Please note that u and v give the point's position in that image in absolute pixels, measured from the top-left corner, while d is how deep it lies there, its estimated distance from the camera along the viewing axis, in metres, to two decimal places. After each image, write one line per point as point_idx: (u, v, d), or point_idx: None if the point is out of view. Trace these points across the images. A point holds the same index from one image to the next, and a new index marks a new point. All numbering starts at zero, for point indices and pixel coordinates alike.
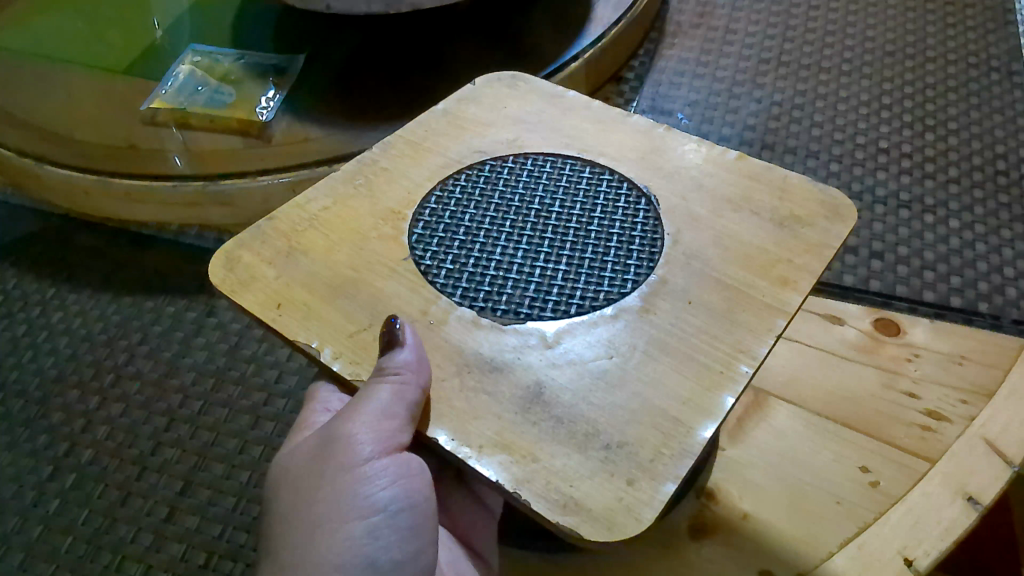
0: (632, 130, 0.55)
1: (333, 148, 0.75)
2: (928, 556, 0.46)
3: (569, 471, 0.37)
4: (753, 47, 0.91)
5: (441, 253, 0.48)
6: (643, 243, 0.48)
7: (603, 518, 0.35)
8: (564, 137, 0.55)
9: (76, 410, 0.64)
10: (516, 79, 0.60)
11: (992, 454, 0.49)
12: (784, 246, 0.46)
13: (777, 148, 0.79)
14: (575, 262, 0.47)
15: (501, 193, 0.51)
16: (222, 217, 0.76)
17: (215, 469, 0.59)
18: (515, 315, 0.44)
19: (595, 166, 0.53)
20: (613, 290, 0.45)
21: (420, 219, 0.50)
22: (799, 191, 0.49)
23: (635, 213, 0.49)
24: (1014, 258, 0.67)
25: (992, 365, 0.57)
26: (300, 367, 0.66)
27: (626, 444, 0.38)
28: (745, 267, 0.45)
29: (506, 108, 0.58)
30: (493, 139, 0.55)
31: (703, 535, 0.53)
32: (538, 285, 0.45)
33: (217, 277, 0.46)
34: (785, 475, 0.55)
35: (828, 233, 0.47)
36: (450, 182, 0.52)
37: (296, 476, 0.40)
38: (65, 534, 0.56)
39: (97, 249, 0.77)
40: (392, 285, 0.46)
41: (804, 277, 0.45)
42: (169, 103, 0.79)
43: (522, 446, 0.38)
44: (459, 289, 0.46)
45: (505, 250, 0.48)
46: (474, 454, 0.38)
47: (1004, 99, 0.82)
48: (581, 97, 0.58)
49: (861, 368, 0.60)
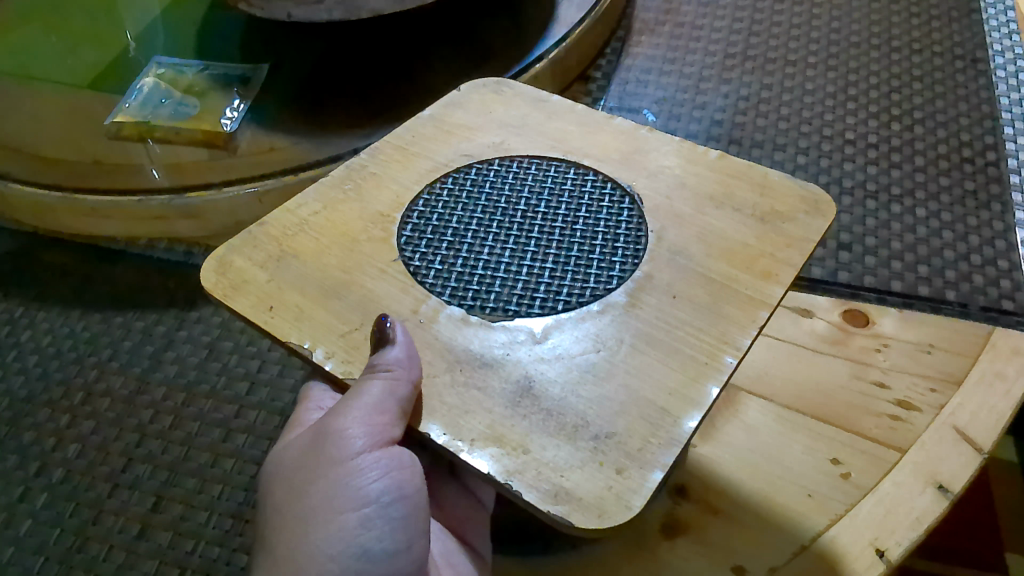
0: (616, 132, 0.55)
1: (298, 156, 0.75)
2: (900, 546, 0.48)
3: (560, 462, 0.37)
4: (720, 42, 0.91)
5: (430, 254, 0.47)
6: (628, 240, 0.48)
7: (593, 506, 0.35)
8: (549, 139, 0.55)
9: (46, 429, 0.63)
10: (501, 84, 0.60)
11: (961, 441, 0.52)
12: (764, 239, 0.47)
13: (744, 143, 0.79)
14: (562, 260, 0.47)
15: (489, 195, 0.51)
16: (189, 231, 0.75)
17: (186, 484, 0.59)
18: (504, 311, 0.44)
19: (580, 167, 0.53)
20: (599, 287, 0.45)
21: (409, 221, 0.49)
22: (778, 186, 0.50)
23: (620, 212, 0.49)
24: (981, 245, 0.68)
25: (960, 353, 0.58)
26: (272, 379, 0.65)
27: (614, 434, 0.38)
28: (726, 261, 0.45)
29: (493, 112, 0.58)
30: (479, 143, 0.55)
31: (675, 533, 0.52)
32: (526, 282, 0.45)
33: (210, 281, 0.46)
34: (757, 470, 0.55)
35: (808, 227, 0.47)
36: (438, 185, 0.52)
37: (289, 472, 0.40)
38: (36, 555, 0.56)
39: (64, 266, 0.76)
40: (381, 284, 0.46)
41: (785, 270, 0.45)
42: (134, 117, 0.80)
43: (514, 438, 0.38)
44: (448, 288, 0.45)
45: (492, 250, 0.47)
46: (466, 447, 0.38)
47: (969, 87, 0.82)
48: (566, 101, 0.58)
49: (832, 362, 0.60)
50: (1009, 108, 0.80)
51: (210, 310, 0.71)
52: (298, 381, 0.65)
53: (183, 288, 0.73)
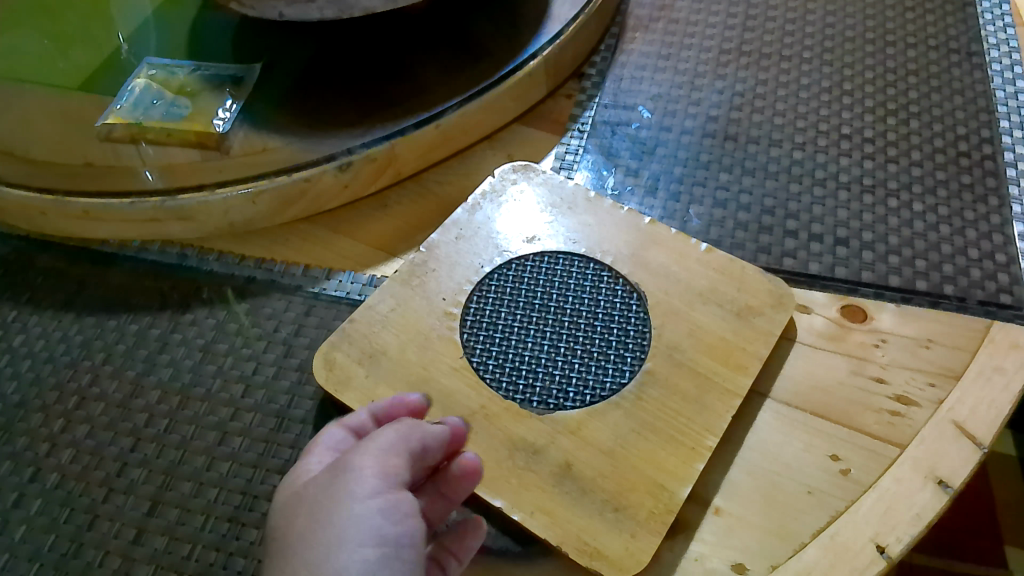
0: (626, 229, 0.67)
1: (288, 157, 0.75)
2: (900, 543, 0.49)
3: (588, 524, 0.50)
4: (714, 38, 0.91)
5: (485, 349, 0.60)
6: (635, 335, 0.60)
7: (615, 560, 0.49)
8: (572, 239, 0.66)
9: (39, 434, 0.62)
10: (530, 173, 0.71)
11: (962, 436, 0.53)
12: (740, 334, 0.59)
13: (740, 138, 0.78)
14: (587, 356, 0.59)
15: (524, 295, 0.63)
16: (179, 232, 0.74)
17: (183, 488, 0.58)
18: (547, 403, 0.56)
19: (597, 263, 0.65)
20: (614, 379, 0.57)
21: (467, 317, 0.62)
22: (752, 280, 0.62)
23: (628, 306, 0.62)
24: (978, 239, 0.68)
25: (958, 348, 0.59)
26: (268, 381, 0.63)
27: (626, 507, 0.51)
28: (711, 357, 0.58)
29: (526, 213, 0.68)
30: (517, 243, 0.66)
31: (675, 532, 0.52)
32: (560, 375, 0.58)
33: (322, 377, 0.58)
34: (756, 467, 0.55)
35: (773, 321, 0.60)
36: (487, 289, 0.63)
37: (302, 510, 0.42)
38: (31, 562, 0.55)
39: (57, 270, 0.73)
40: (452, 381, 0.57)
41: (754, 362, 0.57)
42: (125, 119, 0.80)
43: (557, 509, 0.51)
44: (504, 387, 0.57)
45: (534, 348, 0.60)
46: (523, 516, 0.51)
47: (965, 81, 0.82)
48: (586, 194, 0.69)
49: (831, 357, 0.60)
50: (1004, 101, 0.80)
51: (205, 311, 0.69)
52: (294, 383, 0.63)
53: (178, 290, 0.71)
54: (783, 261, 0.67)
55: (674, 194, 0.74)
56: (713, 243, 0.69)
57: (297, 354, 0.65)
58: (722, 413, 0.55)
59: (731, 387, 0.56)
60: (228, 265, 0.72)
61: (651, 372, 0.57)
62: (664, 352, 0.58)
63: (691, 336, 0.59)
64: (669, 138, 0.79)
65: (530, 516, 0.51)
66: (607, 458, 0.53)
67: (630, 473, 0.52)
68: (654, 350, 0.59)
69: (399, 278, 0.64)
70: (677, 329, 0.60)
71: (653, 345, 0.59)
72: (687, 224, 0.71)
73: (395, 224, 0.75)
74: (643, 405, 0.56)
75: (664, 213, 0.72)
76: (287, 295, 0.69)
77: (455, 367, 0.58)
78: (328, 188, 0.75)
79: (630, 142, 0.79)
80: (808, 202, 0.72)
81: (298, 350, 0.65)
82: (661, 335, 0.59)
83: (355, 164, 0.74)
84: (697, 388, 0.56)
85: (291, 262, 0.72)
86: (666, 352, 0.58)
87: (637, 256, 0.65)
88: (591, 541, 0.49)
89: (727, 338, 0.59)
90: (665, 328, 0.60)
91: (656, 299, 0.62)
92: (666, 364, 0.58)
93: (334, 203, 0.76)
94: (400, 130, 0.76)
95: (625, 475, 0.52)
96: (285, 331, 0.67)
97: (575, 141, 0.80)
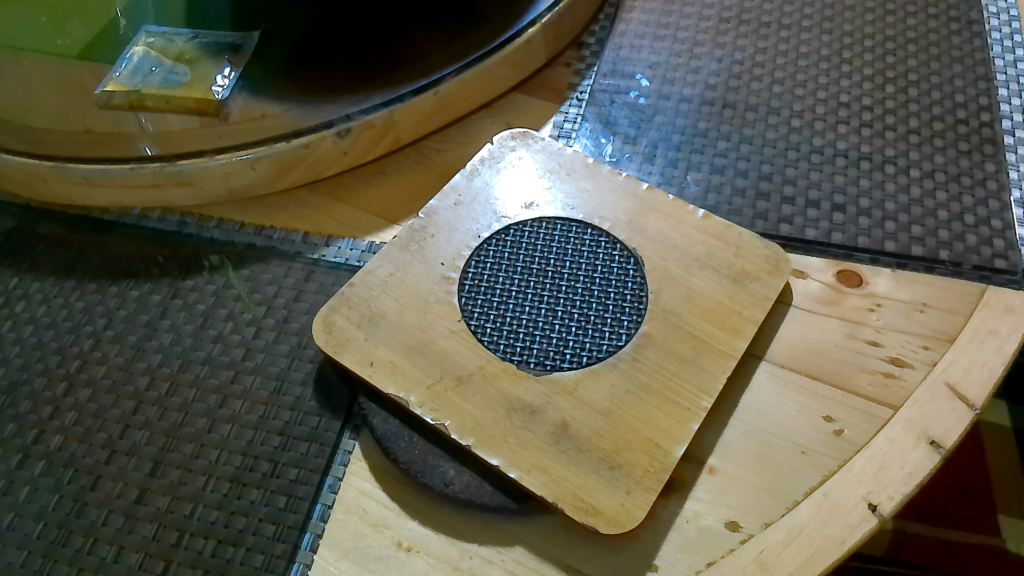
0: (623, 194, 0.67)
1: (287, 124, 0.76)
2: (892, 501, 0.50)
3: (587, 485, 0.51)
4: (714, 6, 0.91)
5: (484, 314, 0.60)
6: (632, 299, 0.60)
7: (612, 516, 0.49)
8: (569, 205, 0.67)
9: (42, 397, 0.63)
10: (527, 137, 0.71)
11: (956, 398, 0.54)
12: (735, 298, 0.59)
13: (738, 106, 0.78)
14: (584, 320, 0.60)
15: (522, 260, 0.63)
16: (182, 199, 0.75)
17: (185, 449, 0.59)
18: (543, 366, 0.57)
19: (595, 229, 0.65)
20: (612, 343, 0.58)
21: (465, 281, 0.62)
22: (749, 246, 0.62)
23: (626, 272, 0.62)
24: (975, 205, 0.68)
25: (953, 311, 0.60)
26: (269, 345, 0.64)
27: (622, 466, 0.51)
28: (707, 320, 0.58)
29: (523, 178, 0.68)
30: (516, 208, 0.67)
31: (670, 491, 0.53)
32: (558, 338, 0.59)
33: (321, 340, 0.59)
34: (750, 428, 0.56)
35: (769, 286, 0.60)
36: (484, 253, 0.64)
37: None
38: (36, 521, 0.56)
39: (57, 238, 0.73)
40: (452, 344, 0.58)
41: (748, 325, 0.58)
42: (124, 85, 0.82)
43: (554, 468, 0.52)
44: (501, 348, 0.58)
45: (531, 311, 0.60)
46: (522, 474, 0.52)
47: (964, 49, 0.82)
48: (582, 159, 0.70)
49: (826, 320, 0.61)
50: (1003, 69, 0.80)
51: (205, 278, 0.69)
52: (294, 347, 0.64)
53: (176, 256, 0.71)
54: (780, 227, 0.68)
55: (672, 160, 0.74)
56: (710, 209, 0.70)
57: (297, 319, 0.65)
58: (717, 373, 0.56)
59: (725, 349, 0.57)
60: (228, 232, 0.73)
61: (648, 335, 0.58)
62: (661, 316, 0.59)
63: (688, 301, 0.59)
64: (668, 106, 0.79)
65: (527, 474, 0.52)
66: (603, 418, 0.54)
67: (626, 432, 0.53)
68: (650, 313, 0.59)
69: (398, 243, 0.64)
70: (674, 294, 0.60)
71: (650, 309, 0.59)
72: (684, 190, 0.71)
73: (394, 191, 0.75)
74: (639, 365, 0.56)
75: (662, 179, 0.73)
76: (286, 261, 0.70)
77: (453, 329, 0.59)
78: (326, 155, 0.75)
79: (628, 110, 0.79)
80: (805, 168, 0.72)
81: (298, 315, 0.66)
82: (658, 298, 0.60)
83: (354, 130, 0.74)
84: (693, 349, 0.57)
85: (291, 228, 0.73)
86: (662, 315, 0.59)
87: (634, 222, 0.65)
88: (587, 499, 0.50)
89: (723, 302, 0.59)
90: (661, 292, 0.60)
91: (653, 264, 0.62)
92: (662, 327, 0.58)
93: (333, 169, 0.77)
94: (398, 97, 0.76)
95: (621, 435, 0.53)
96: (284, 296, 0.67)
97: (573, 109, 0.80)
